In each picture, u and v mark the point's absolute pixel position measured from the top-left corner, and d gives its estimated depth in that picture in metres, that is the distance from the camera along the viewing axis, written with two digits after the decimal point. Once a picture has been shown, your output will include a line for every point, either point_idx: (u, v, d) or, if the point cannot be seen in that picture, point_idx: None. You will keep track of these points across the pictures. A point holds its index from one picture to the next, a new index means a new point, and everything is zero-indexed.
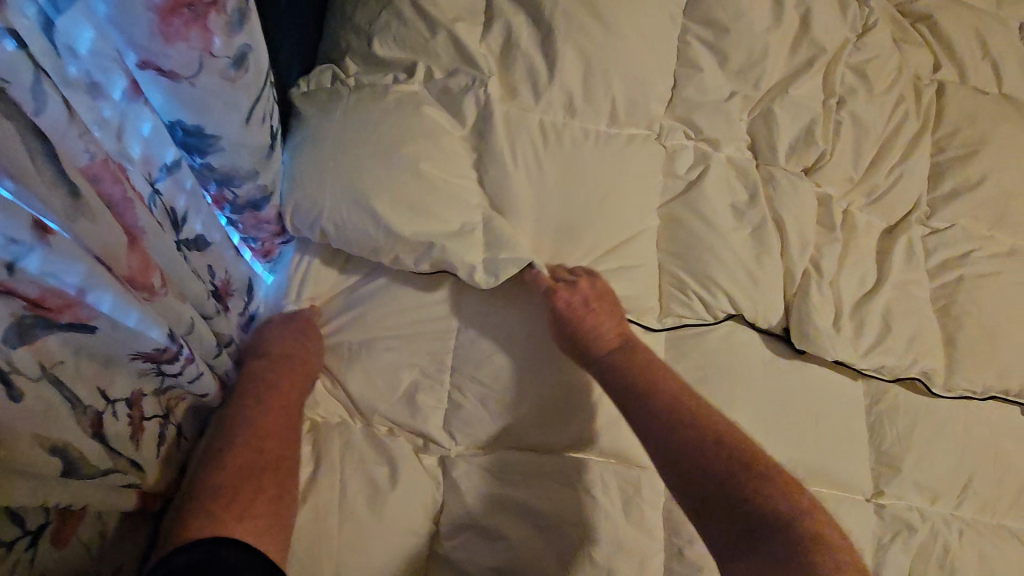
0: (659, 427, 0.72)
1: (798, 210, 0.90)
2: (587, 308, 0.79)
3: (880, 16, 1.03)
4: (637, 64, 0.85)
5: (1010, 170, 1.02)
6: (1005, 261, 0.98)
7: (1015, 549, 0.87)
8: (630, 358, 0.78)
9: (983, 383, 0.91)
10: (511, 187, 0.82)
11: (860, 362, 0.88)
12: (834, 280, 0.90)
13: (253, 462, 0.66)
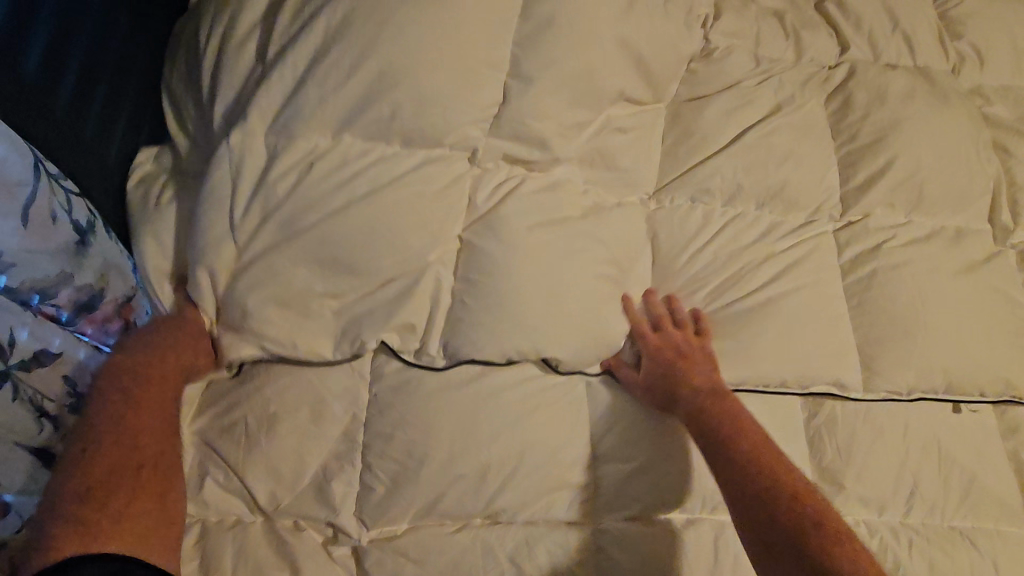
0: (733, 467, 0.73)
1: (691, 229, 0.88)
2: (678, 356, 0.81)
3: (757, 16, 1.00)
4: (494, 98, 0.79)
5: (925, 149, 0.97)
6: (926, 248, 0.94)
7: (966, 551, 0.84)
8: (719, 400, 0.78)
9: (907, 384, 0.88)
10: (404, 267, 0.77)
11: (772, 381, 0.86)
12: (735, 296, 0.88)
13: (117, 462, 0.61)
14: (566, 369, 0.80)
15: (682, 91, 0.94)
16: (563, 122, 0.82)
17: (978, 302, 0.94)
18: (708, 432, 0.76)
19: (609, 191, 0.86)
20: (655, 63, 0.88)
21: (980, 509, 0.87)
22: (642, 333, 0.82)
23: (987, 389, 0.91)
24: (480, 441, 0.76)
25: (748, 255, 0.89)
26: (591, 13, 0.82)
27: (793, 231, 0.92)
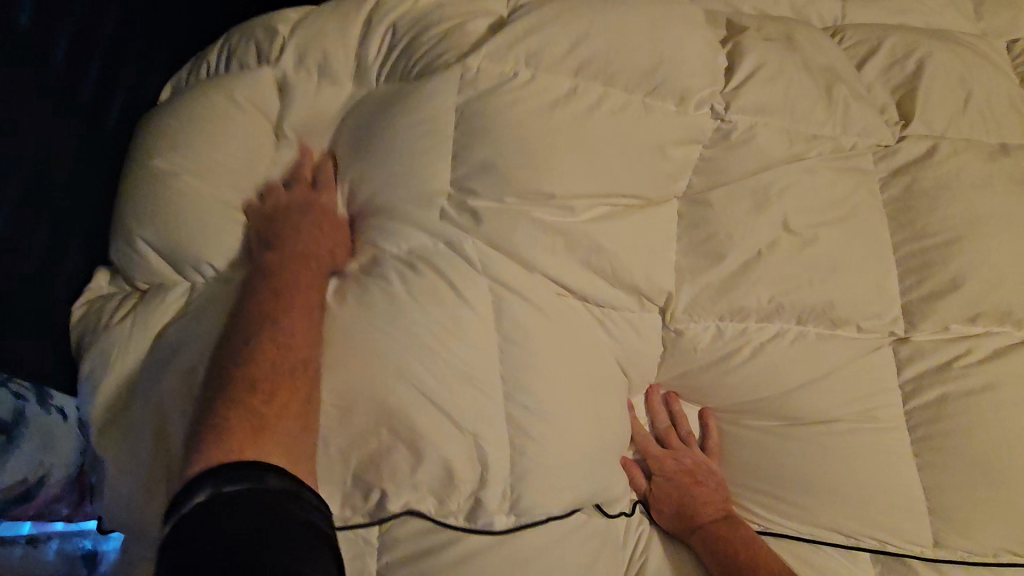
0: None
1: (726, 351, 0.79)
2: (693, 478, 0.77)
3: (817, 78, 0.84)
4: (501, 210, 0.70)
5: (1006, 247, 0.82)
6: (1017, 366, 0.79)
7: None
8: (738, 527, 0.75)
9: (1001, 543, 0.74)
10: (398, 412, 0.63)
11: (822, 520, 0.76)
12: (766, 420, 0.80)
13: (274, 362, 0.58)
14: (613, 509, 0.74)
15: (698, 181, 0.80)
16: (570, 247, 0.72)
17: None
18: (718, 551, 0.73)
19: (616, 312, 0.75)
20: (664, 164, 0.76)
21: None
22: (652, 451, 0.79)
23: None
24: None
25: (791, 379, 0.78)
26: (596, 126, 0.73)
27: (847, 350, 0.79)
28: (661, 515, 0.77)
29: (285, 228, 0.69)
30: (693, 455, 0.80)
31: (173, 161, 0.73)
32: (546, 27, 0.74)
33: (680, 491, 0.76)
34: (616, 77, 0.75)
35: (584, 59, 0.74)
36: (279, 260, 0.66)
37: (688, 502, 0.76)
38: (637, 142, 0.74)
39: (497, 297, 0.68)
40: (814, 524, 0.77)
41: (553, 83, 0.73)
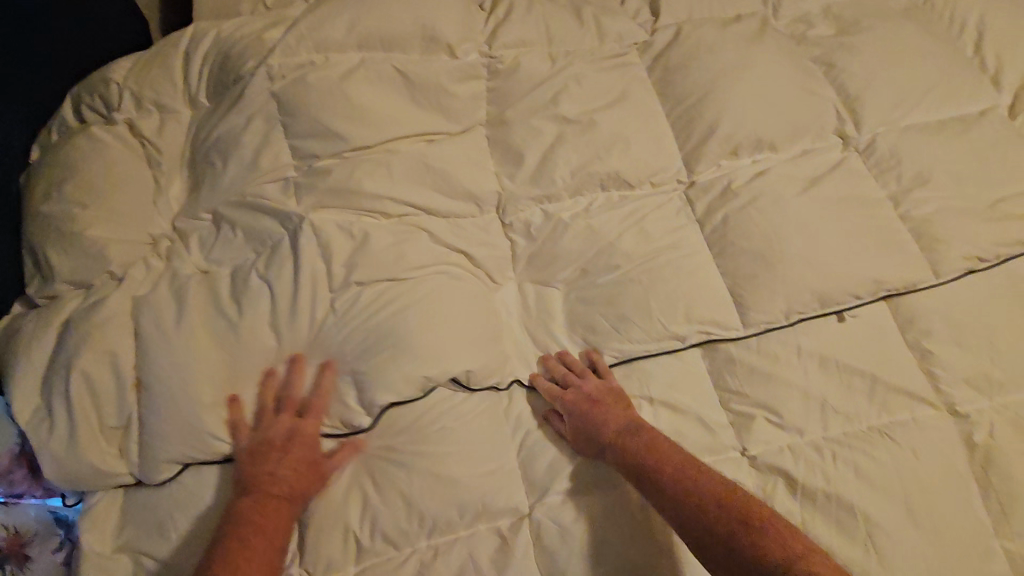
0: (670, 498, 0.75)
1: (547, 226, 0.96)
2: (592, 403, 0.85)
3: (568, 8, 1.05)
4: (328, 152, 0.87)
5: (746, 94, 1.02)
6: (774, 178, 0.99)
7: (891, 450, 0.85)
8: (647, 436, 0.81)
9: (790, 310, 0.91)
10: (285, 325, 0.82)
11: (660, 332, 0.91)
12: (598, 269, 0.95)
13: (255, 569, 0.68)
14: (477, 385, 0.86)
15: (490, 100, 0.97)
16: (397, 169, 0.89)
17: (840, 210, 0.96)
18: (635, 466, 0.78)
19: (451, 215, 0.92)
20: (456, 96, 0.94)
21: (895, 409, 0.87)
22: (556, 397, 0.87)
23: (877, 286, 0.92)
24: (391, 480, 0.81)
25: (604, 235, 0.96)
26: (387, 78, 0.91)
27: (641, 201, 0.98)
28: (577, 448, 0.84)
29: (273, 456, 0.77)
30: (592, 385, 0.87)
31: (56, 184, 0.87)
32: (331, 9, 0.92)
33: (589, 423, 0.83)
34: (398, 32, 0.92)
35: (367, 23, 0.91)
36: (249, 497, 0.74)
37: (598, 432, 0.82)
38: (428, 79, 0.92)
39: (345, 222, 0.86)
40: (655, 344, 0.91)
41: (342, 45, 0.90)
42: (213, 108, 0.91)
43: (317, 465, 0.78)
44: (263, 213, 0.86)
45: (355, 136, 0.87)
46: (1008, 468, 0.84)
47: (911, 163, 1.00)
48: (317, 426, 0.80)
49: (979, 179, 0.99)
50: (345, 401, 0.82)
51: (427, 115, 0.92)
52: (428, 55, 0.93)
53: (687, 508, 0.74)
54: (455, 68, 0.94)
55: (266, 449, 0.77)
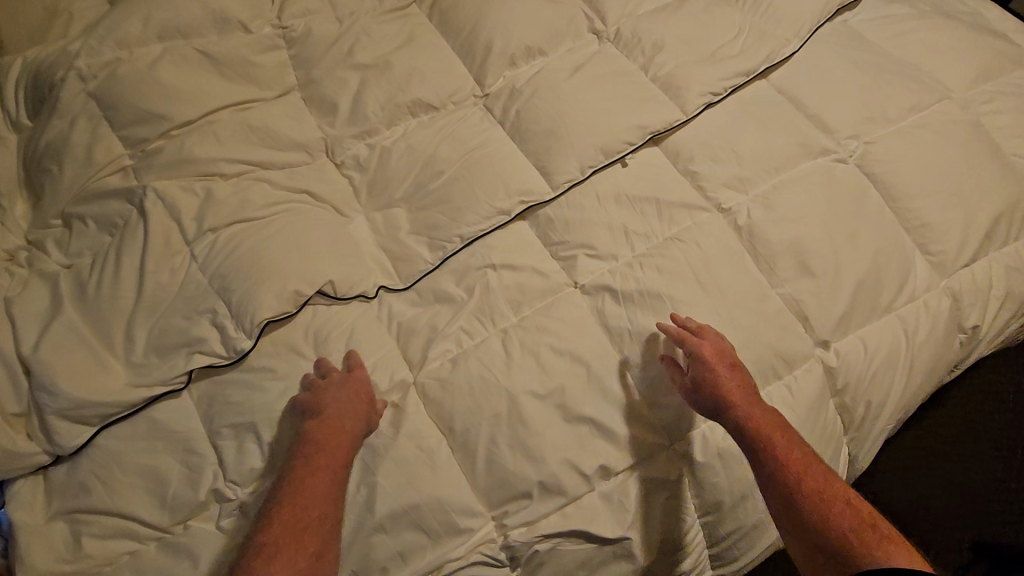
0: (789, 480, 0.84)
1: (373, 156, 1.12)
2: (721, 362, 0.93)
3: None
4: (154, 131, 0.98)
5: (511, 14, 1.23)
6: (548, 72, 1.20)
7: (681, 248, 1.07)
8: (767, 411, 0.91)
9: (584, 165, 1.11)
10: (152, 281, 0.91)
11: (488, 212, 1.08)
12: (426, 181, 1.12)
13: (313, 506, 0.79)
14: (345, 294, 0.99)
15: (293, 63, 1.12)
16: (224, 134, 1.02)
17: (605, 84, 1.19)
18: (757, 439, 0.88)
19: (286, 166, 1.07)
20: (261, 65, 1.08)
21: (678, 220, 1.11)
22: (689, 342, 0.95)
23: (646, 131, 1.14)
24: (281, 390, 0.90)
25: (424, 151, 1.13)
26: (194, 62, 1.04)
27: (449, 116, 1.17)
28: (690, 397, 0.93)
29: (325, 398, 0.87)
30: (727, 346, 0.96)
31: None
32: (124, 13, 1.04)
33: (722, 382, 0.91)
34: (193, 22, 1.06)
35: (163, 19, 1.04)
36: (312, 438, 0.84)
37: (728, 396, 0.90)
38: (232, 56, 1.06)
39: (186, 185, 0.97)
40: (488, 224, 1.08)
41: (142, 40, 1.03)
42: (36, 122, 1.00)
43: (366, 401, 0.89)
44: (108, 199, 0.95)
45: (177, 113, 1.00)
46: (765, 235, 1.09)
47: (649, 37, 1.25)
48: (364, 369, 0.93)
49: (703, 36, 1.25)
50: (228, 335, 0.90)
51: (239, 85, 1.06)
52: (226, 36, 1.08)
53: (793, 481, 0.84)
54: (254, 43, 1.09)
55: (319, 395, 0.88)
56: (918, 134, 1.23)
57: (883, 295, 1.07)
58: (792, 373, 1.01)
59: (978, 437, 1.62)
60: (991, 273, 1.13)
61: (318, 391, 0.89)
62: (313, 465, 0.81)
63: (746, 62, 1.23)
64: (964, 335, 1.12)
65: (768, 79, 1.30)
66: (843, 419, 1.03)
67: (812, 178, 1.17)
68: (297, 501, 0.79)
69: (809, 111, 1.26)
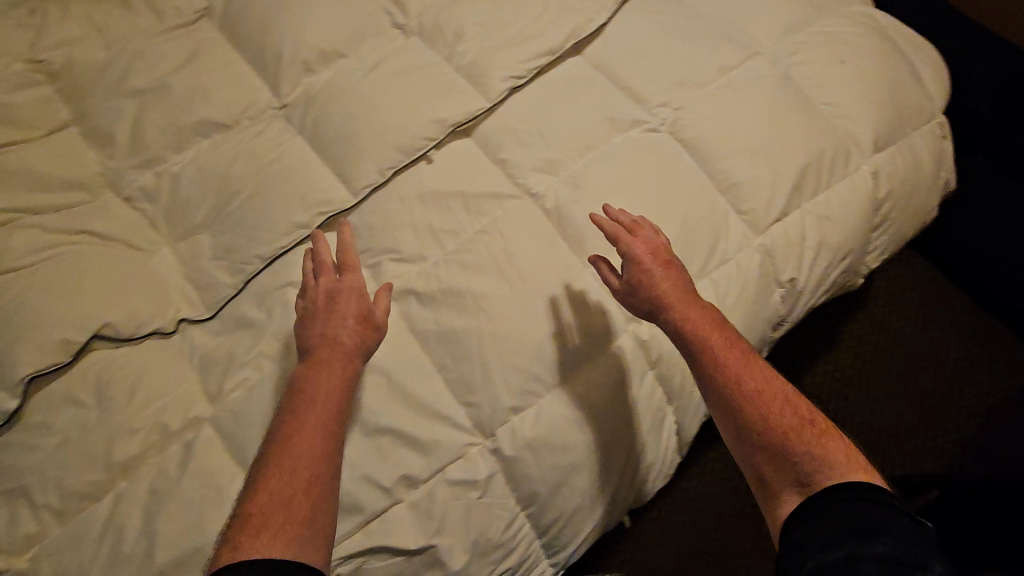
0: (728, 374, 0.87)
1: (162, 185, 1.07)
2: (654, 262, 0.97)
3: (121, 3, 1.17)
4: None
5: (304, 19, 1.18)
6: (345, 74, 1.17)
7: (487, 240, 1.06)
8: (705, 313, 0.94)
9: (384, 168, 1.08)
10: None
11: (286, 227, 1.04)
12: (223, 203, 1.07)
13: (312, 428, 0.82)
14: (132, 335, 0.96)
15: (61, 101, 1.09)
16: None
17: (405, 80, 1.16)
18: (693, 340, 0.91)
19: (64, 207, 1.04)
20: (16, 106, 1.07)
21: (488, 211, 1.09)
22: (624, 241, 0.98)
23: (447, 124, 1.12)
24: (58, 446, 0.87)
25: (218, 173, 1.08)
26: None
27: (245, 133, 1.11)
28: (626, 302, 0.98)
29: (315, 329, 0.92)
30: (661, 243, 0.99)
31: None
32: None
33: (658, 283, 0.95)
34: None
35: None
36: (306, 369, 0.89)
37: (662, 296, 0.95)
38: None
39: None
40: (287, 239, 1.03)
41: None
42: None
43: (358, 318, 0.93)
44: None
45: None
46: (572, 217, 1.09)
47: (450, 24, 1.21)
48: (354, 279, 0.96)
49: (505, 20, 1.22)
50: None
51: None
52: None
53: (733, 380, 0.87)
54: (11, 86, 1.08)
55: (310, 326, 0.93)
56: (727, 96, 1.24)
57: (693, 262, 1.09)
58: (602, 352, 1.01)
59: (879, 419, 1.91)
60: (800, 226, 1.16)
61: (310, 322, 0.93)
62: (305, 397, 0.85)
63: (548, 42, 1.22)
64: (782, 289, 1.15)
65: (583, 54, 1.29)
66: (663, 389, 1.04)
67: (622, 152, 1.17)
68: (291, 430, 0.82)
69: (622, 82, 1.25)
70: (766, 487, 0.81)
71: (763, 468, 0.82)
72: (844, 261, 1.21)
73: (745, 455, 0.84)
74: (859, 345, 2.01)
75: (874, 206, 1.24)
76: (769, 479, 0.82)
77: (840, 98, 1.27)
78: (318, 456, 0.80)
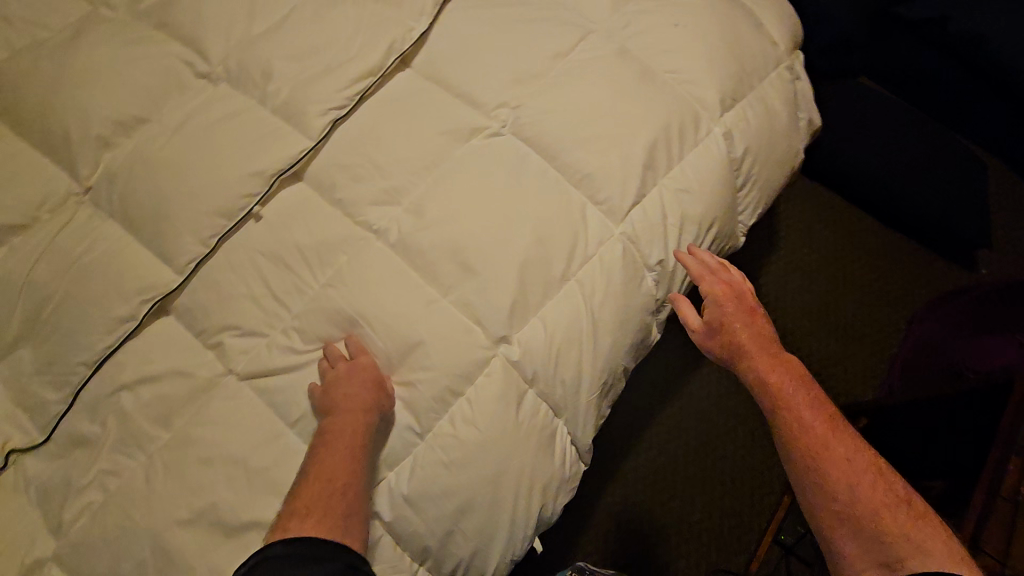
0: (799, 420, 0.96)
1: None
2: (728, 305, 1.10)
3: None
4: None
5: (90, 90, 1.07)
6: (148, 140, 1.07)
7: (332, 290, 1.00)
8: (791, 367, 1.04)
9: (206, 236, 1.00)
10: None
11: (106, 325, 0.94)
12: (34, 310, 0.97)
13: (342, 459, 0.87)
14: None
15: None
16: None
17: (216, 134, 1.07)
18: (769, 385, 1.02)
19: None
20: None
21: (330, 259, 1.02)
22: (706, 280, 1.12)
23: (268, 174, 1.04)
24: None
25: (26, 279, 0.99)
26: None
27: (48, 229, 1.02)
28: (699, 334, 1.13)
29: (338, 389, 0.91)
30: (745, 289, 1.13)
31: None
32: None
33: (736, 328, 1.09)
34: None
35: None
36: (330, 419, 0.90)
37: (738, 340, 1.08)
38: None
39: None
40: (112, 338, 0.94)
41: None
42: None
43: (375, 382, 0.93)
44: None
45: None
46: (419, 245, 1.03)
47: (257, 63, 1.13)
48: (368, 359, 0.95)
49: (317, 49, 1.15)
50: None
51: None
52: None
53: (811, 430, 0.95)
54: None
55: (330, 387, 0.92)
56: (566, 82, 1.20)
57: (556, 267, 1.05)
58: (472, 385, 0.97)
59: (860, 345, 2.02)
60: (661, 206, 1.14)
61: (330, 390, 0.91)
62: (335, 436, 0.88)
63: (365, 63, 1.14)
64: (654, 272, 1.14)
65: (412, 67, 1.23)
66: (547, 403, 1.02)
67: (466, 166, 1.11)
68: (324, 458, 0.87)
69: (456, 90, 1.20)
70: (839, 549, 0.89)
71: (838, 529, 0.89)
72: (710, 229, 1.20)
73: (823, 515, 0.91)
74: (828, 284, 2.09)
75: (730, 167, 1.24)
76: (843, 544, 0.88)
77: (681, 62, 1.24)
78: (349, 475, 0.86)
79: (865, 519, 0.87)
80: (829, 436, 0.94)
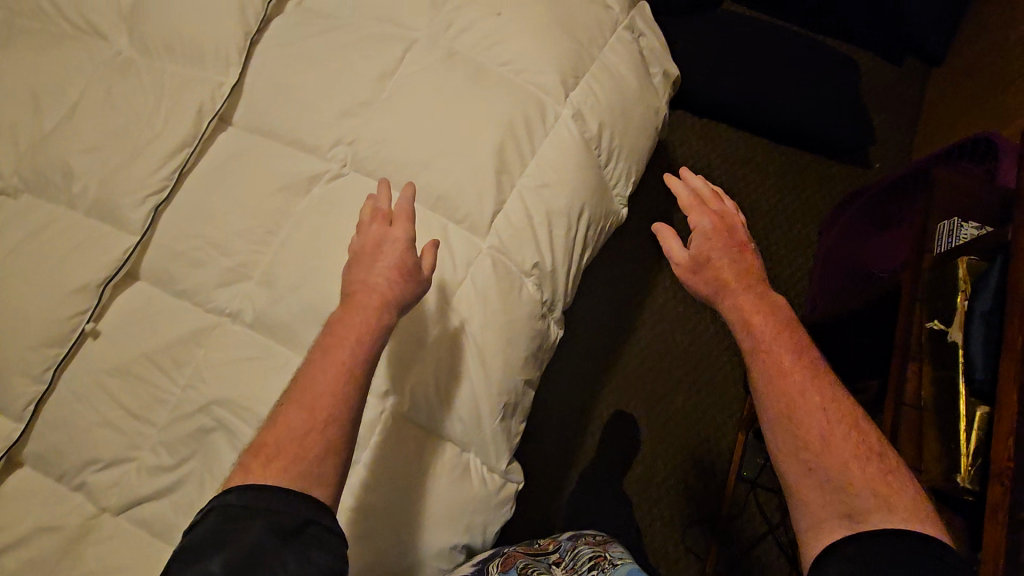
0: (776, 363, 0.85)
1: None
2: (715, 241, 0.98)
3: None
4: None
5: None
6: None
7: (192, 392, 0.93)
8: (779, 308, 0.91)
9: (37, 372, 0.91)
10: None
11: None
12: None
13: (340, 372, 0.78)
14: None
15: None
16: None
17: (23, 255, 0.97)
18: (750, 322, 0.90)
19: None
20: None
21: (186, 358, 0.95)
22: (694, 212, 1.02)
23: (92, 285, 0.95)
24: None
25: None
26: None
27: None
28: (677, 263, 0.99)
29: (364, 273, 0.87)
30: (736, 223, 1.01)
31: None
32: None
33: (720, 263, 0.96)
34: None
35: None
36: (348, 308, 0.84)
37: (722, 273, 0.95)
38: None
39: None
40: None
41: None
42: None
43: (399, 267, 0.87)
44: None
45: None
46: (278, 317, 0.97)
47: (55, 164, 1.02)
48: (401, 231, 0.90)
49: (118, 133, 1.05)
50: None
51: None
52: None
53: (791, 374, 0.84)
54: None
55: (357, 267, 0.88)
56: (397, 102, 1.13)
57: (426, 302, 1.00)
58: (364, 451, 0.95)
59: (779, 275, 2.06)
60: (524, 208, 1.10)
61: (357, 274, 0.88)
62: (345, 336, 0.81)
63: (175, 135, 1.05)
64: (534, 276, 1.10)
65: (234, 124, 1.14)
66: (449, 447, 1.01)
67: (310, 218, 1.04)
68: (316, 373, 0.78)
69: (285, 137, 1.12)
70: (804, 504, 0.79)
71: (802, 482, 0.80)
72: (582, 217, 1.17)
73: (789, 465, 0.81)
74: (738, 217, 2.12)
75: (588, 147, 1.20)
76: (811, 502, 0.79)
77: (513, 49, 1.18)
78: (335, 405, 0.76)
79: (835, 475, 0.78)
80: (810, 383, 0.83)
